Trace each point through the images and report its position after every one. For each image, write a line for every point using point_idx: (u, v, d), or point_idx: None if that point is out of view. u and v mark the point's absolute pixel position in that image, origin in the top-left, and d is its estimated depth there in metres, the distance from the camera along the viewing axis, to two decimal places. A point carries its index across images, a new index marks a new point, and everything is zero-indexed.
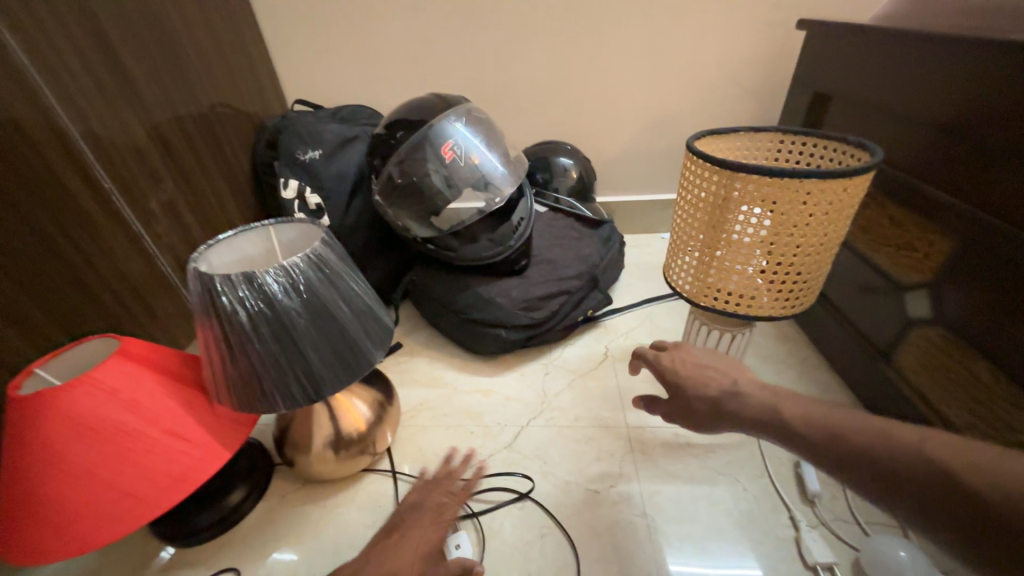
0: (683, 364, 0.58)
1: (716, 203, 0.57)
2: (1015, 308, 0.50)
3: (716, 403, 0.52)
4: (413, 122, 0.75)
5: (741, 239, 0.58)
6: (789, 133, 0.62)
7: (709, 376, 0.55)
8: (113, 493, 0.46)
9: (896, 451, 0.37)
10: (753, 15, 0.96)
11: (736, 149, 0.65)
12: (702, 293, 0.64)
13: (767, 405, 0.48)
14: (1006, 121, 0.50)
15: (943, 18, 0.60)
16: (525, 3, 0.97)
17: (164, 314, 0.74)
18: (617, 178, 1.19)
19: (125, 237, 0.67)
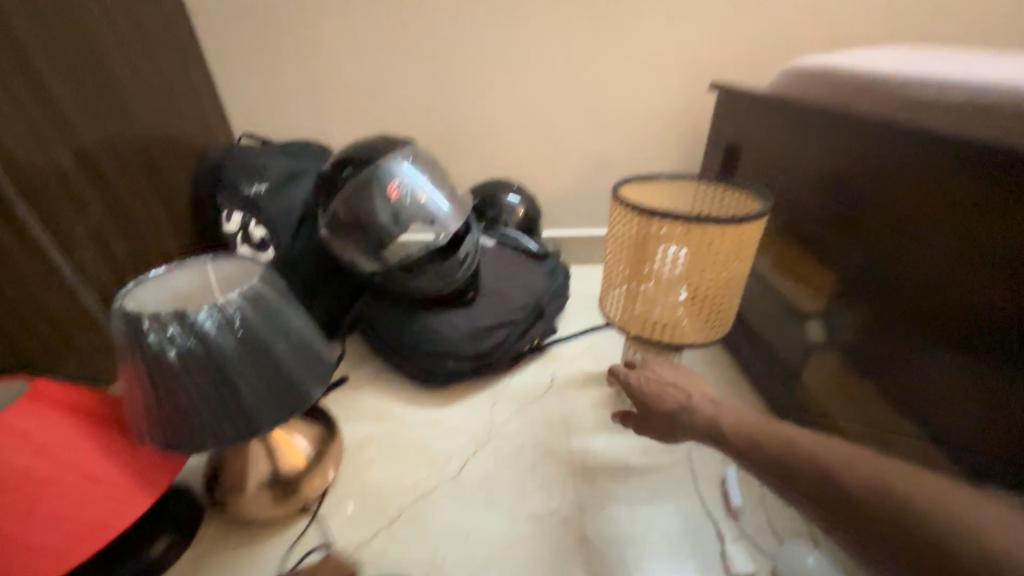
0: (650, 381, 0.61)
1: (636, 243, 0.64)
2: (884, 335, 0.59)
3: (672, 416, 0.56)
4: (361, 162, 0.79)
5: (661, 275, 0.64)
6: (701, 180, 0.70)
7: (670, 393, 0.58)
8: (12, 548, 0.42)
9: (789, 453, 0.42)
10: (675, 75, 1.08)
11: (658, 193, 0.73)
12: (631, 323, 0.70)
13: (712, 419, 0.52)
14: (862, 178, 0.60)
15: (815, 91, 0.72)
16: (472, 54, 1.05)
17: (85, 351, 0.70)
18: (563, 213, 1.27)
19: (44, 270, 0.64)
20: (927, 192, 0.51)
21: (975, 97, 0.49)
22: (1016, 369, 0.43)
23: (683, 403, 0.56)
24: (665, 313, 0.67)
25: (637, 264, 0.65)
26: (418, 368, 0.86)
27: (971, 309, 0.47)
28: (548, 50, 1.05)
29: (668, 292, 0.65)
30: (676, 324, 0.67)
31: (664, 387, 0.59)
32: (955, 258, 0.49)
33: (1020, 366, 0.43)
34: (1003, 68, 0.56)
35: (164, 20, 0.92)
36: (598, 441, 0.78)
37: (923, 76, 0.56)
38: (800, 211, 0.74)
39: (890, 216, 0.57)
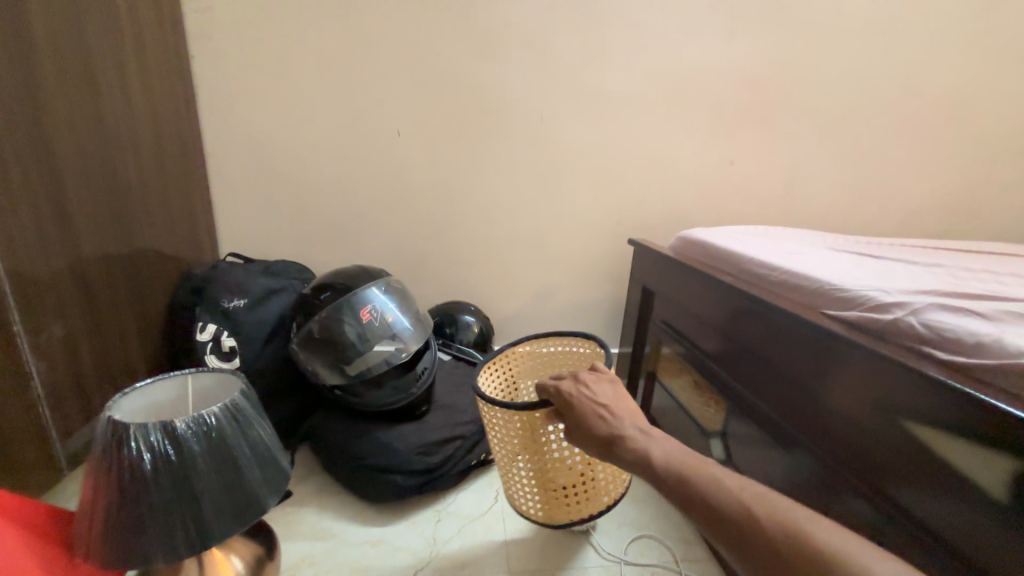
0: (585, 398, 0.62)
1: (527, 436, 0.70)
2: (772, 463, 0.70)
3: (612, 442, 0.57)
4: (339, 289, 0.92)
5: (559, 450, 0.71)
6: (541, 341, 0.85)
7: (604, 416, 0.59)
8: None
9: (725, 509, 0.45)
10: (605, 229, 1.36)
11: (509, 365, 0.85)
12: (555, 498, 0.74)
13: (643, 450, 0.54)
14: (732, 327, 0.81)
15: (696, 256, 0.97)
16: (441, 202, 1.29)
17: (26, 466, 0.69)
18: (514, 333, 1.43)
19: (15, 376, 0.67)
20: (771, 341, 0.70)
21: (788, 275, 0.71)
22: (878, 499, 0.52)
23: (618, 430, 0.57)
24: (575, 471, 0.72)
25: (533, 449, 0.71)
26: (369, 481, 0.89)
27: (813, 433, 0.61)
28: (504, 203, 1.31)
29: (572, 464, 0.72)
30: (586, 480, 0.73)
31: (598, 411, 0.60)
32: (796, 391, 0.65)
33: (880, 496, 0.51)
34: (810, 254, 0.80)
35: (180, 162, 1.10)
36: (536, 562, 0.81)
37: (758, 256, 0.79)
38: (698, 345, 0.92)
39: (754, 357, 0.74)
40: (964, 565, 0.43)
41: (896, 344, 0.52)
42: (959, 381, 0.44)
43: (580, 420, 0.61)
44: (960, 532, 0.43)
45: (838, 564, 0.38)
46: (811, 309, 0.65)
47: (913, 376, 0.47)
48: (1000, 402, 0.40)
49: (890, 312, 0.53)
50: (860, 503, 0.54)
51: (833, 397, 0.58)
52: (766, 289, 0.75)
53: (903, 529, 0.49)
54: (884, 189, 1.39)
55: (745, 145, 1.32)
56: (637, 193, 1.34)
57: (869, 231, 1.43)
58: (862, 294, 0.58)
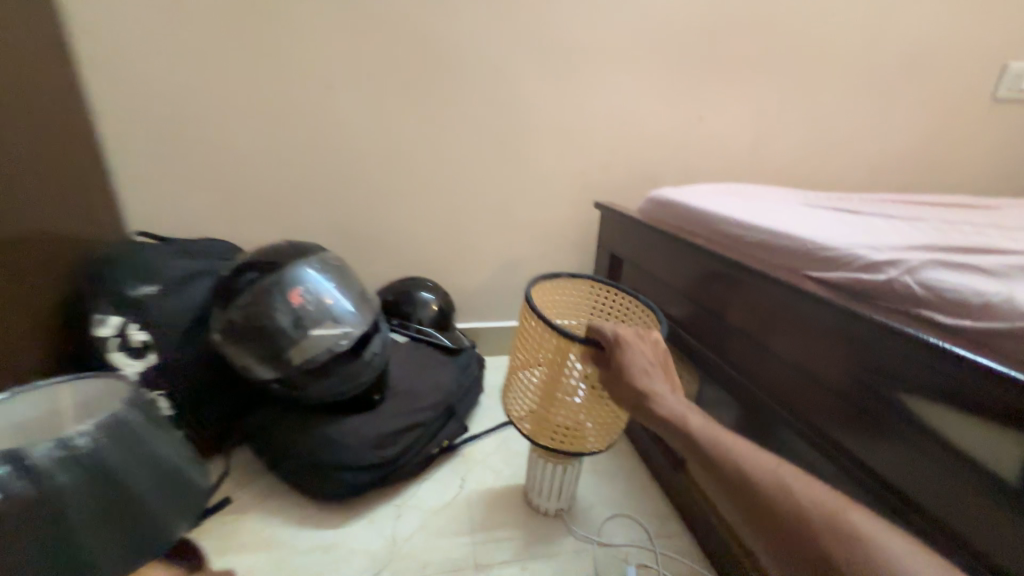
0: (638, 350, 0.55)
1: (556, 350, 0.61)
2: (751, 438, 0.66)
3: (648, 397, 0.52)
4: (263, 269, 0.79)
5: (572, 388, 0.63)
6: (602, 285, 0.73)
7: (648, 372, 0.54)
8: None
9: (768, 490, 0.41)
10: (571, 193, 1.26)
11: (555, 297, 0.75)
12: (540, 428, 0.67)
13: (677, 410, 0.50)
14: (702, 294, 0.75)
15: (665, 218, 0.90)
16: (389, 168, 1.16)
17: None
18: (476, 308, 1.34)
19: None
20: (747, 308, 0.64)
21: (764, 235, 0.65)
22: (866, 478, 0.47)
23: (659, 392, 0.52)
24: (574, 419, 0.64)
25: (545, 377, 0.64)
26: (316, 480, 0.80)
27: (793, 405, 0.57)
28: (459, 167, 1.19)
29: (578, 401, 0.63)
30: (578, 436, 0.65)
31: (647, 367, 0.54)
32: (774, 361, 0.60)
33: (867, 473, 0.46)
34: (787, 212, 0.74)
35: (63, 123, 0.91)
36: (500, 550, 0.76)
37: (731, 215, 0.73)
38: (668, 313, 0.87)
39: (727, 325, 0.69)
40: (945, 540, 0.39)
41: (885, 307, 0.47)
42: (955, 346, 0.39)
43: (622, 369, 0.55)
44: (948, 509, 0.39)
45: (867, 553, 0.36)
46: (791, 271, 0.60)
47: (904, 345, 0.42)
48: (1000, 367, 0.36)
49: (882, 271, 0.47)
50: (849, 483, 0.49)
51: (814, 367, 0.53)
52: (742, 251, 0.69)
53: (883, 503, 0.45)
54: (851, 145, 1.35)
55: (715, 99, 1.24)
56: (604, 154, 1.24)
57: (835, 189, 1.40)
58: (847, 252, 0.52)
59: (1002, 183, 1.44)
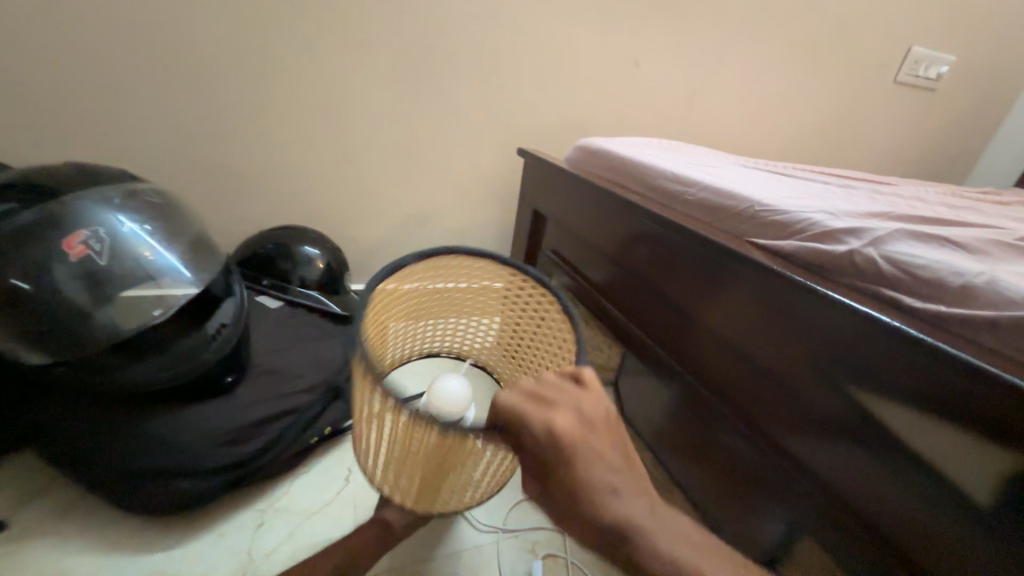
0: (587, 448, 0.34)
1: (412, 430, 0.38)
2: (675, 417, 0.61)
3: (626, 546, 0.34)
4: (26, 200, 0.54)
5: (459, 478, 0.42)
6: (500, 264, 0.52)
7: (609, 492, 0.34)
8: None
9: None
10: (492, 138, 1.09)
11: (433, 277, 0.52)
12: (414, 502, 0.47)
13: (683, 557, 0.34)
14: (631, 260, 0.65)
15: (593, 171, 0.79)
16: (254, 80, 0.88)
17: None
18: (379, 267, 1.15)
19: None
20: (684, 281, 0.55)
21: (706, 195, 0.55)
22: (807, 478, 0.42)
23: (637, 521, 0.34)
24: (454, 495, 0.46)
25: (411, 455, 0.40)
26: (141, 498, 0.60)
27: (727, 392, 0.50)
28: (354, 89, 0.95)
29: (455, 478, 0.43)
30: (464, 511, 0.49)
31: (607, 487, 0.34)
32: (711, 344, 0.52)
33: (811, 475, 0.41)
34: (726, 170, 0.66)
35: None
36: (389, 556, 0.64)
37: (671, 170, 0.62)
38: (591, 279, 0.77)
39: (658, 296, 0.60)
40: (899, 559, 0.35)
41: (846, 286, 0.39)
42: (929, 335, 0.32)
43: (552, 482, 0.35)
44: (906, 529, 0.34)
45: None
46: (733, 237, 0.51)
47: (876, 332, 0.35)
48: (985, 363, 0.29)
49: (843, 242, 0.40)
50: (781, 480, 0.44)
51: (761, 355, 0.45)
52: (678, 212, 0.60)
53: (826, 512, 0.40)
54: (775, 113, 1.34)
55: (655, 41, 1.12)
56: (529, 93, 1.08)
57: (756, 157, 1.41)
58: (802, 218, 0.44)
59: (892, 161, 1.55)
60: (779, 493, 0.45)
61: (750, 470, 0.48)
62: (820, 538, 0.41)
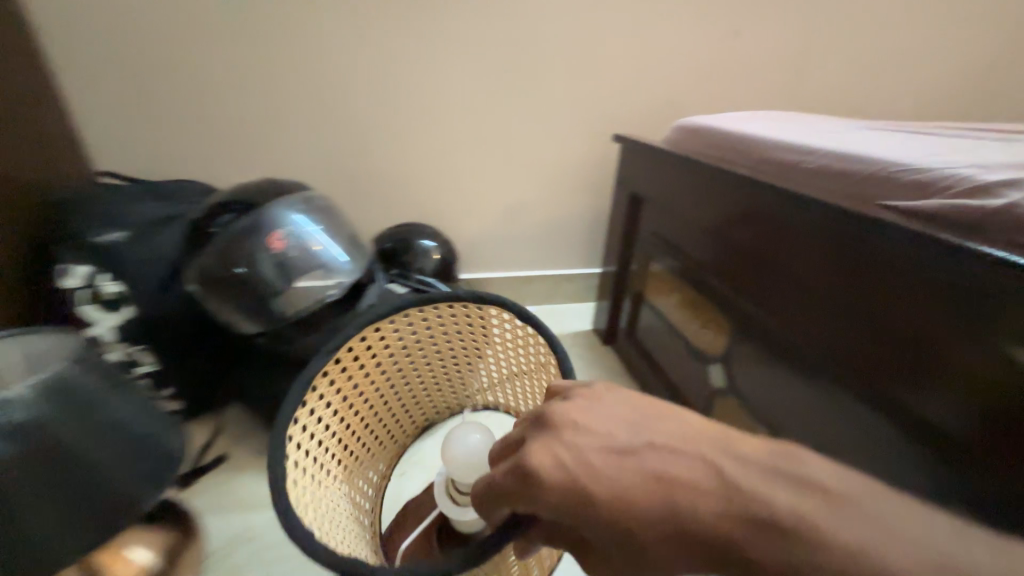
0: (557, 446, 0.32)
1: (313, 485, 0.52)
2: (791, 393, 0.60)
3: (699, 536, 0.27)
4: (242, 208, 0.71)
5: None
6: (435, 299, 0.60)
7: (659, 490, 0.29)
8: None
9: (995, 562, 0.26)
10: (585, 127, 1.13)
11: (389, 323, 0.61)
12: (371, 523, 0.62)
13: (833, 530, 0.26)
14: (738, 234, 0.65)
15: (694, 148, 0.79)
16: (380, 95, 1.02)
17: None
18: (482, 257, 1.25)
19: None
20: (802, 249, 0.54)
21: (830, 160, 0.54)
22: (938, 434, 0.43)
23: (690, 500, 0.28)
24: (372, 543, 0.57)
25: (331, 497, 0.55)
26: None
27: (846, 365, 0.50)
28: (460, 97, 1.05)
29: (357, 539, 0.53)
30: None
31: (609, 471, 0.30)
32: (857, 312, 0.48)
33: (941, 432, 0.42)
34: (845, 135, 0.63)
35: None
36: None
37: (786, 139, 0.61)
38: (695, 258, 0.78)
39: (769, 269, 0.60)
40: None
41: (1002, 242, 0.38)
42: None
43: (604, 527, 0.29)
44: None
45: None
46: (861, 201, 0.50)
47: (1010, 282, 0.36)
48: None
49: (999, 197, 0.39)
50: (908, 442, 0.45)
51: (890, 320, 0.45)
52: (792, 181, 0.58)
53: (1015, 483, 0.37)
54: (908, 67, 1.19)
55: (758, 10, 1.06)
56: (623, 78, 1.09)
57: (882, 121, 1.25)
58: (949, 174, 0.43)
59: None
60: (951, 478, 0.42)
61: (907, 418, 0.45)
62: (1000, 524, 0.39)
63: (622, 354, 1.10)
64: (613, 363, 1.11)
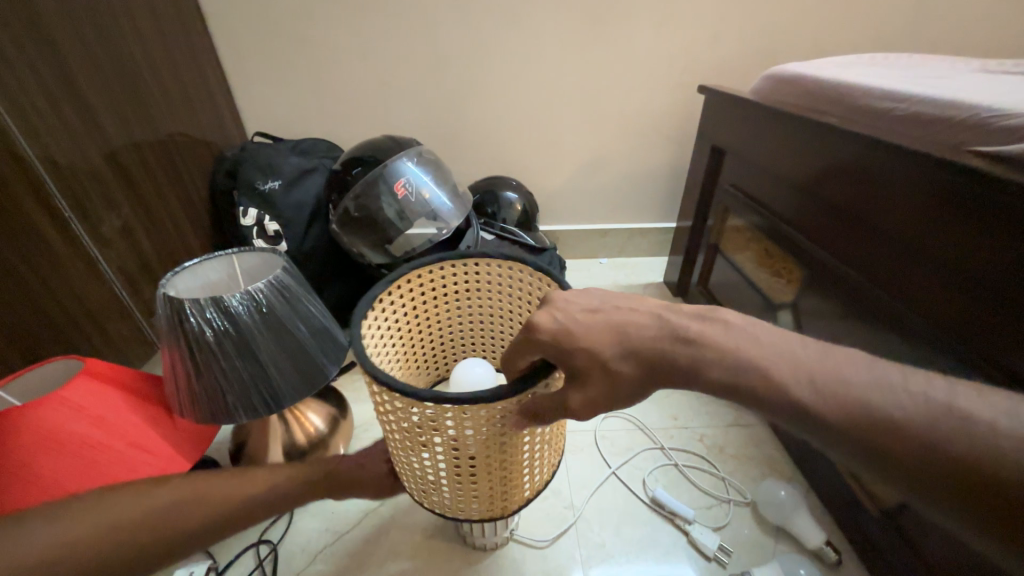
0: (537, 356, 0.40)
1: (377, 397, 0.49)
2: (862, 333, 0.64)
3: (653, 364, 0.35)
4: (369, 162, 0.86)
5: (402, 431, 0.48)
6: (497, 259, 0.60)
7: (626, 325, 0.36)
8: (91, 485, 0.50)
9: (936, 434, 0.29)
10: (669, 78, 1.14)
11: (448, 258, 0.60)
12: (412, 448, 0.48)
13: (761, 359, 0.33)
14: (821, 184, 0.68)
15: (782, 97, 0.79)
16: (473, 55, 1.10)
17: (106, 337, 0.80)
18: (559, 209, 1.33)
19: (71, 246, 0.73)
20: (888, 198, 0.57)
21: (922, 107, 0.54)
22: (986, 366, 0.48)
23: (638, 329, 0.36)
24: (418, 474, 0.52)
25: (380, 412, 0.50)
26: None
27: (919, 302, 0.55)
28: (550, 54, 1.10)
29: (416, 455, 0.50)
30: (460, 475, 0.49)
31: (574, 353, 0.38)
32: (938, 254, 0.51)
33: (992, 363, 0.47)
34: (953, 80, 0.62)
35: (181, 23, 0.97)
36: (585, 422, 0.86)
37: (882, 86, 0.61)
38: (776, 209, 0.81)
39: (854, 217, 0.63)
40: None
41: None
42: None
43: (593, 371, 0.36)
44: None
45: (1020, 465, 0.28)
46: (950, 148, 0.52)
47: None
48: None
49: None
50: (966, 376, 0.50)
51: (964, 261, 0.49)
52: (884, 129, 0.60)
53: (963, 332, 0.50)
54: None
55: None
56: (714, 23, 1.07)
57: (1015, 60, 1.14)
58: None
59: None
60: None
61: (921, 298, 0.54)
62: None
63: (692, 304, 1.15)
64: None
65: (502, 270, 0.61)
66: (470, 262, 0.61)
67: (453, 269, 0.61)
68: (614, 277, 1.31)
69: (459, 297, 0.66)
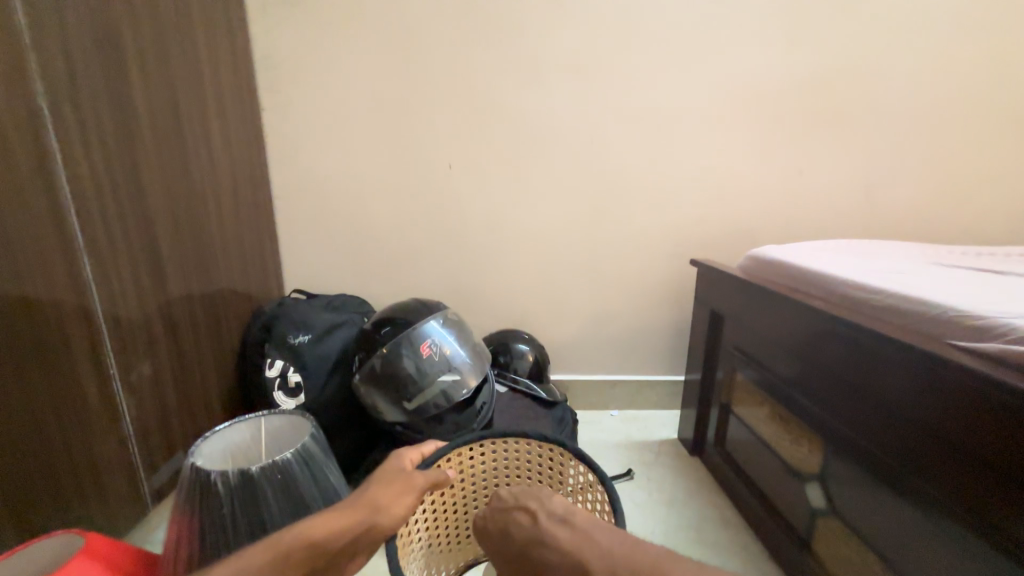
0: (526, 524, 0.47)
1: None
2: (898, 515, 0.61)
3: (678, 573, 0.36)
4: (399, 323, 0.93)
5: None
6: (533, 440, 0.64)
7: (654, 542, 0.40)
8: None
9: None
10: (663, 250, 1.30)
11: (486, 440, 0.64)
12: None
13: None
14: (814, 358, 0.74)
15: (766, 276, 0.91)
16: (493, 229, 1.29)
17: (102, 496, 0.76)
18: (569, 361, 1.38)
19: (103, 398, 0.76)
20: (882, 370, 0.61)
21: (895, 301, 0.63)
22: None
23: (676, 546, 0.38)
24: None
25: None
26: None
27: (937, 480, 0.54)
28: (558, 229, 1.29)
29: None
30: None
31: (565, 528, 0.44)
32: (940, 428, 0.53)
33: None
34: (915, 273, 0.72)
35: (253, 203, 1.17)
36: None
37: (855, 277, 0.71)
38: (777, 372, 0.85)
39: (848, 385, 0.67)
40: None
41: None
42: None
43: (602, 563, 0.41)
44: None
45: None
46: (931, 338, 0.58)
47: None
48: None
49: None
50: None
51: (967, 440, 0.50)
52: (866, 315, 0.67)
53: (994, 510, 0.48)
54: (973, 189, 1.27)
55: (817, 153, 1.25)
56: (695, 210, 1.28)
57: (966, 238, 1.32)
58: (1005, 323, 0.50)
59: None
60: None
61: (939, 476, 0.54)
62: None
63: (712, 465, 1.10)
64: (703, 476, 1.12)
65: (534, 449, 0.64)
66: (515, 441, 0.65)
67: (499, 447, 0.64)
68: (626, 431, 1.28)
69: (503, 477, 0.66)
